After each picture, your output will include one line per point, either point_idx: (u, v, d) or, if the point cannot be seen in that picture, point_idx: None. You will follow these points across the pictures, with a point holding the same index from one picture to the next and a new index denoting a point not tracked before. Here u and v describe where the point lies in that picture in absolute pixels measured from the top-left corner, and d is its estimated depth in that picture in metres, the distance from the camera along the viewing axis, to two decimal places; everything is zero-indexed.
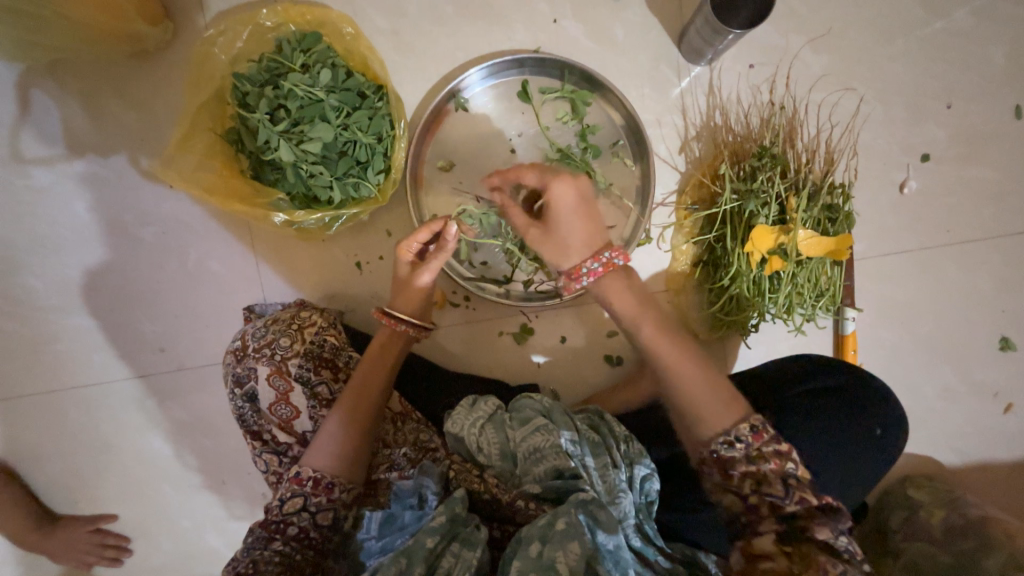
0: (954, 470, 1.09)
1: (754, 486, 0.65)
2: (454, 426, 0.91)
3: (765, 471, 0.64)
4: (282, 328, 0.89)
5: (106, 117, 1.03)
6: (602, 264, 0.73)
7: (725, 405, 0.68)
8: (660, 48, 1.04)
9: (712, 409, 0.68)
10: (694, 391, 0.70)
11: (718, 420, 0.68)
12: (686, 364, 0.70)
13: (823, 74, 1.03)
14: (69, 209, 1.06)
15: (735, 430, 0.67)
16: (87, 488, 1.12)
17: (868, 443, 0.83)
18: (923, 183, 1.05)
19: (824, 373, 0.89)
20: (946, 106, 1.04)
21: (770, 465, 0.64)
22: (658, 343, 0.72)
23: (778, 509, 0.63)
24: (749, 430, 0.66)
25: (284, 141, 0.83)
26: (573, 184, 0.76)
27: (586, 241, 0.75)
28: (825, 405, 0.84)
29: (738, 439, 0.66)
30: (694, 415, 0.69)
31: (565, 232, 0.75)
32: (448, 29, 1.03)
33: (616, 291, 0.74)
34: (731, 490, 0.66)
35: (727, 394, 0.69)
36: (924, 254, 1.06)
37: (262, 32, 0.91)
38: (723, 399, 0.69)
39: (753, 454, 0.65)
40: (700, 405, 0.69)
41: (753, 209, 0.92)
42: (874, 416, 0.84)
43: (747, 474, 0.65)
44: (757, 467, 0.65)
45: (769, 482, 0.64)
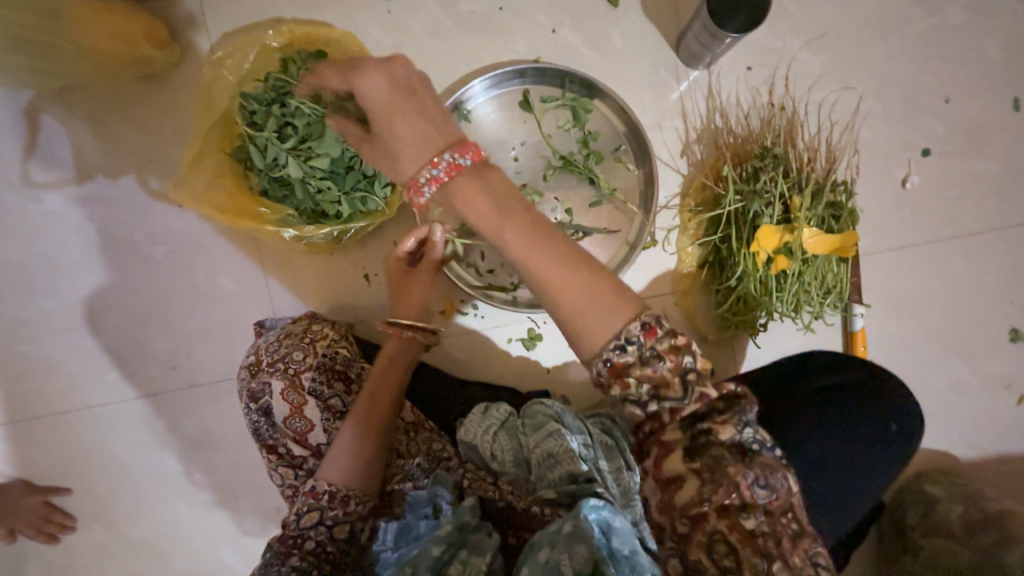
0: (970, 465, 1.08)
1: (653, 390, 0.52)
2: (467, 434, 0.93)
3: (662, 372, 0.52)
4: (294, 342, 0.91)
5: (115, 140, 1.05)
6: (442, 165, 0.56)
7: (606, 309, 0.53)
8: (658, 53, 1.05)
9: (596, 319, 0.53)
10: (582, 302, 0.53)
11: (605, 328, 0.53)
12: (564, 272, 0.53)
13: (820, 73, 1.04)
14: (80, 230, 1.07)
15: (624, 332, 0.52)
16: (102, 507, 1.12)
17: (881, 438, 0.82)
18: (925, 177, 1.06)
19: (835, 370, 0.89)
20: (944, 101, 1.05)
21: (665, 363, 0.52)
22: (531, 247, 0.54)
23: (675, 412, 0.52)
24: (641, 328, 0.52)
25: (293, 158, 0.84)
26: (384, 73, 0.60)
27: (425, 145, 0.58)
28: (836, 403, 0.84)
29: (626, 337, 0.52)
30: (572, 330, 0.54)
31: (395, 137, 0.59)
32: (449, 43, 1.04)
33: (468, 197, 0.55)
34: (631, 401, 0.54)
35: (613, 293, 0.54)
36: (929, 248, 1.07)
37: (269, 52, 0.92)
38: (608, 299, 0.53)
39: (647, 355, 0.52)
40: (579, 313, 0.53)
41: (757, 209, 0.93)
42: (886, 413, 0.83)
43: (644, 381, 0.52)
44: (653, 368, 0.52)
45: (666, 386, 0.52)
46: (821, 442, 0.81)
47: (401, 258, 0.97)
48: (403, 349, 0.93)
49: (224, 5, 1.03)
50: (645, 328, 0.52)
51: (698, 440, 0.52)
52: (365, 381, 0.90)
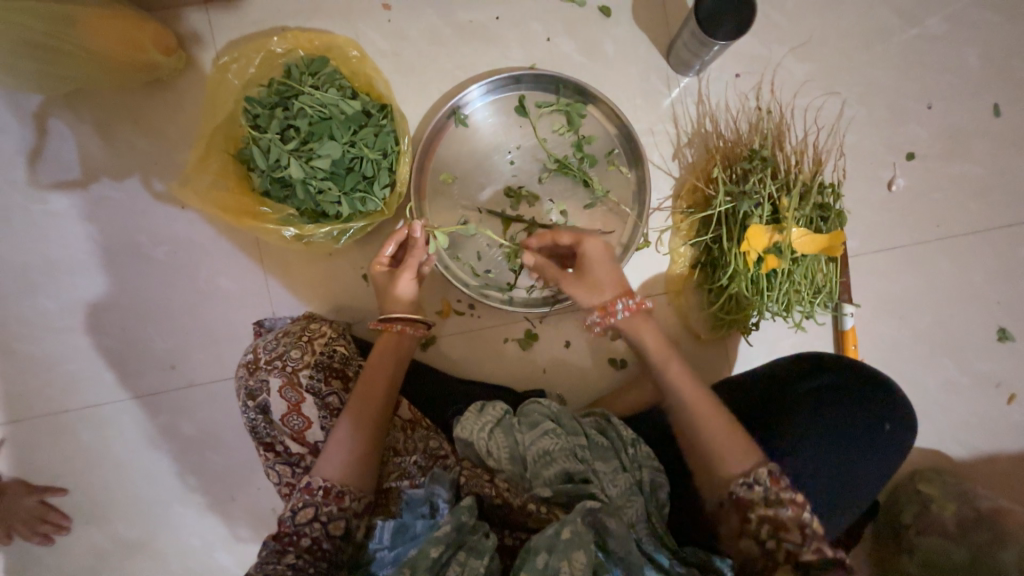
0: (963, 464, 1.09)
1: (771, 529, 0.70)
2: (464, 431, 0.91)
3: (784, 515, 0.70)
4: (292, 341, 0.92)
5: (120, 143, 1.08)
6: (635, 303, 0.85)
7: (740, 451, 0.75)
8: (649, 61, 1.09)
9: (734, 458, 0.75)
10: (721, 440, 0.76)
11: (737, 466, 0.74)
12: (706, 411, 0.78)
13: (806, 80, 1.07)
14: (84, 231, 1.09)
15: (755, 475, 0.72)
16: (97, 507, 1.12)
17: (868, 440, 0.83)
18: (910, 180, 1.08)
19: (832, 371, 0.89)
20: (926, 107, 1.08)
21: (787, 511, 0.70)
22: (684, 381, 0.81)
23: (794, 554, 0.69)
24: (769, 475, 0.72)
25: (295, 159, 0.87)
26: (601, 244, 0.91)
27: (610, 280, 0.88)
28: (829, 404, 0.84)
29: (757, 484, 0.72)
30: (717, 457, 0.76)
31: (597, 275, 0.88)
32: (447, 50, 1.08)
33: (648, 333, 0.85)
34: (747, 533, 0.72)
35: (748, 446, 0.75)
36: (916, 249, 1.09)
37: (274, 57, 0.95)
38: (743, 449, 0.75)
39: (770, 498, 0.71)
40: (719, 445, 0.76)
41: (746, 209, 0.95)
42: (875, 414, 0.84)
43: (764, 518, 0.71)
44: (775, 510, 0.71)
45: (786, 528, 0.70)
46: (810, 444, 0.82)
47: (383, 262, 0.98)
48: (397, 346, 0.93)
49: (229, 14, 1.07)
50: (769, 475, 0.72)
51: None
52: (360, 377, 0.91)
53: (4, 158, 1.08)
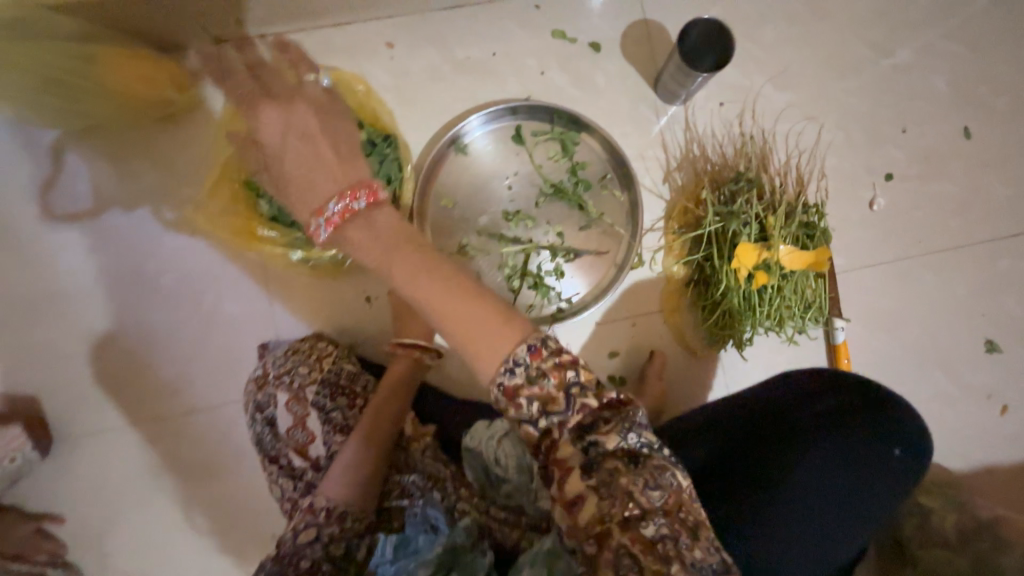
0: (962, 475, 1.10)
1: (541, 405, 0.58)
2: (473, 440, 0.96)
3: (550, 393, 0.58)
4: (300, 358, 0.95)
5: (133, 174, 1.12)
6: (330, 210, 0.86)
7: (499, 333, 0.60)
8: (638, 91, 1.15)
9: (490, 349, 0.59)
10: (464, 328, 0.61)
11: (490, 359, 0.60)
12: (443, 293, 0.63)
13: (786, 107, 1.13)
14: (94, 260, 1.12)
15: (511, 356, 0.59)
16: (97, 535, 1.12)
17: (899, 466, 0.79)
18: (890, 199, 1.14)
19: (843, 393, 0.85)
20: (901, 130, 1.14)
21: (549, 380, 0.58)
22: (421, 281, 0.64)
23: (564, 423, 0.59)
24: (528, 350, 0.58)
25: (302, 187, 0.91)
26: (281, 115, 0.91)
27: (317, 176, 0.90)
28: (834, 425, 0.81)
29: (517, 363, 0.59)
30: (471, 358, 0.61)
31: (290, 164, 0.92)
32: (447, 84, 1.14)
33: (365, 225, 0.84)
34: (524, 419, 0.60)
35: (502, 328, 0.60)
36: (901, 265, 1.13)
37: (281, 91, 1.03)
38: (501, 333, 0.60)
39: (533, 374, 0.58)
40: (473, 342, 0.60)
41: (735, 228, 1.00)
42: (894, 438, 0.80)
43: (533, 397, 0.58)
44: (538, 385, 0.58)
45: (553, 400, 0.58)
46: (818, 469, 0.77)
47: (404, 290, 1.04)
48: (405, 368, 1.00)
49: (240, 53, 1.13)
50: (530, 350, 0.59)
51: (589, 435, 0.58)
52: (370, 399, 0.93)
53: (19, 191, 1.12)
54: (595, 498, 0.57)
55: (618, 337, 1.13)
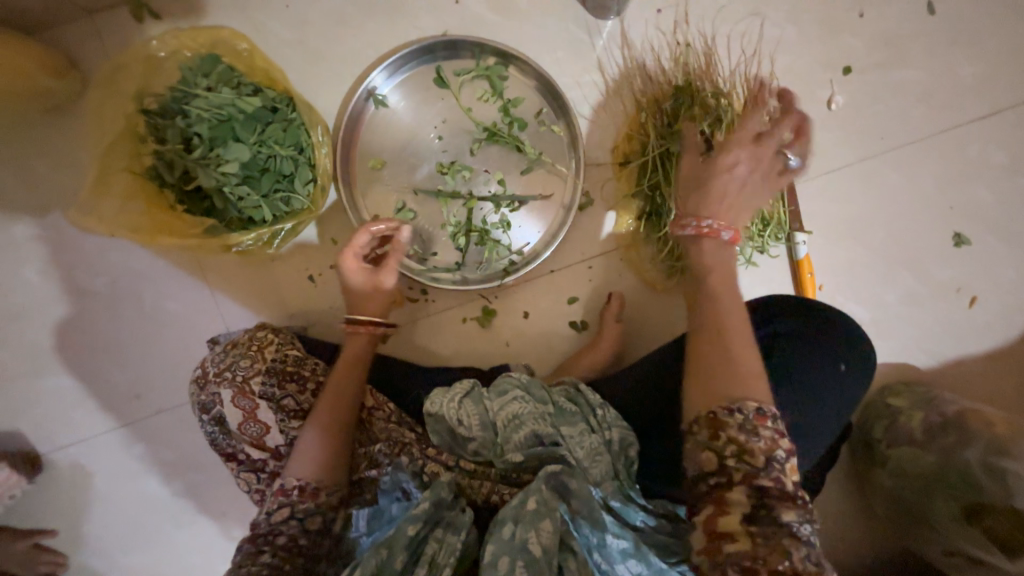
0: (932, 372, 1.10)
1: (737, 453, 0.63)
2: (432, 406, 0.90)
3: (754, 445, 0.62)
4: (241, 350, 0.90)
5: (32, 179, 1.04)
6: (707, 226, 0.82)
7: (758, 384, 0.68)
8: (566, 9, 1.03)
9: (750, 391, 0.67)
10: (721, 359, 0.71)
11: (733, 392, 0.67)
12: (731, 337, 0.72)
13: (730, 5, 1.02)
14: (16, 275, 1.06)
15: (742, 404, 0.65)
16: (92, 541, 1.14)
17: (841, 380, 0.81)
18: (849, 95, 1.05)
19: (787, 319, 0.86)
20: (858, 15, 1.04)
21: (761, 441, 0.63)
22: (725, 302, 0.77)
23: (751, 477, 0.61)
24: (756, 409, 0.65)
25: (203, 169, 0.83)
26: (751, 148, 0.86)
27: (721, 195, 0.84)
28: (778, 350, 0.82)
29: (741, 412, 0.65)
30: (716, 375, 0.69)
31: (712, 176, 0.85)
32: (353, 29, 1.02)
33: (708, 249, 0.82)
34: (710, 448, 0.64)
35: (758, 387, 0.68)
36: (863, 166, 1.07)
37: (158, 62, 0.90)
38: (747, 384, 0.68)
39: (751, 425, 0.64)
40: (723, 365, 0.70)
41: (680, 150, 0.93)
42: (833, 353, 0.82)
43: (734, 439, 0.63)
44: (749, 440, 0.63)
45: (752, 453, 0.62)
46: (774, 378, 0.80)
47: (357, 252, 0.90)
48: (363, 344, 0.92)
49: (117, 23, 1.01)
50: (758, 410, 0.65)
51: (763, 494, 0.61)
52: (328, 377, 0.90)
53: None
54: (751, 545, 0.59)
55: (576, 282, 1.10)
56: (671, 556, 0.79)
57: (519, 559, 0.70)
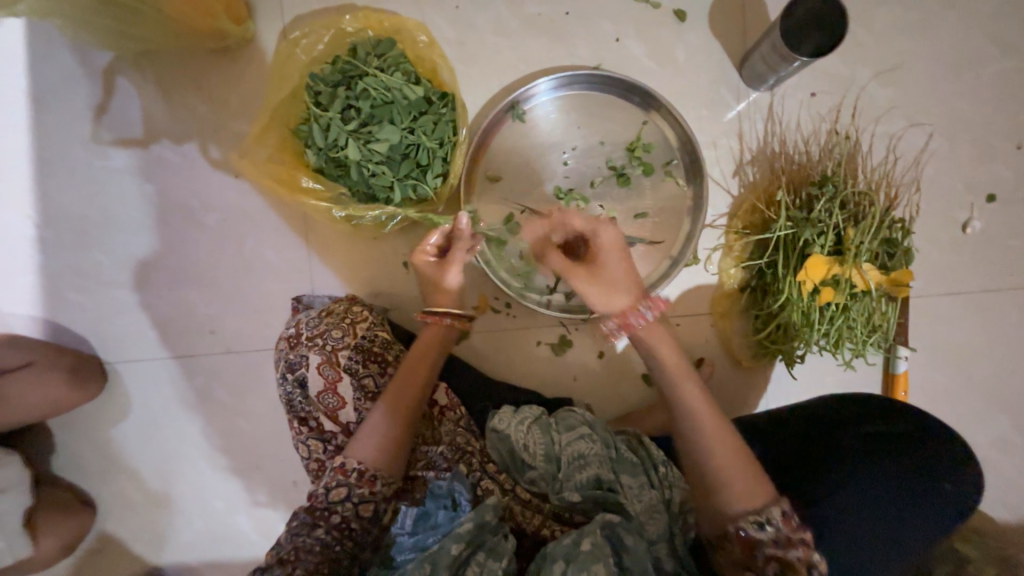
0: (1008, 528, 1.03)
1: (779, 569, 0.67)
2: (499, 423, 0.90)
3: (792, 557, 0.67)
4: (335, 321, 0.91)
5: (182, 107, 1.10)
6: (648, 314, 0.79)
7: (757, 486, 0.71)
8: (721, 72, 1.04)
9: (737, 481, 0.71)
10: (731, 458, 0.72)
11: (749, 501, 0.70)
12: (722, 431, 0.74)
13: (887, 106, 1.01)
14: (141, 191, 1.11)
15: (767, 514, 0.68)
16: (127, 459, 1.16)
17: (939, 507, 0.72)
18: (987, 224, 1.02)
19: (885, 418, 0.78)
20: (1016, 146, 1.01)
21: (795, 551, 0.67)
22: (697, 398, 0.75)
23: None
24: (781, 515, 0.68)
25: (354, 140, 0.86)
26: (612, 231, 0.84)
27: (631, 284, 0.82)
28: (875, 456, 0.74)
29: (769, 524, 0.68)
30: (729, 489, 0.71)
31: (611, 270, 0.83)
32: (512, 42, 1.06)
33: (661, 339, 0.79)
34: (749, 568, 0.68)
35: (763, 485, 0.71)
36: (984, 296, 1.02)
37: (342, 35, 0.94)
38: (758, 487, 0.71)
39: (782, 540, 0.67)
40: (732, 473, 0.71)
41: (808, 237, 0.91)
42: (941, 470, 0.73)
43: (773, 557, 0.67)
44: (785, 551, 0.67)
45: (794, 567, 0.67)
46: (867, 485, 0.72)
47: (428, 252, 0.95)
48: (437, 337, 0.91)
49: None
50: (782, 515, 0.69)
51: None
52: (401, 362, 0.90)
53: (73, 113, 1.11)
54: None
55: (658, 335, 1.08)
56: None
57: None
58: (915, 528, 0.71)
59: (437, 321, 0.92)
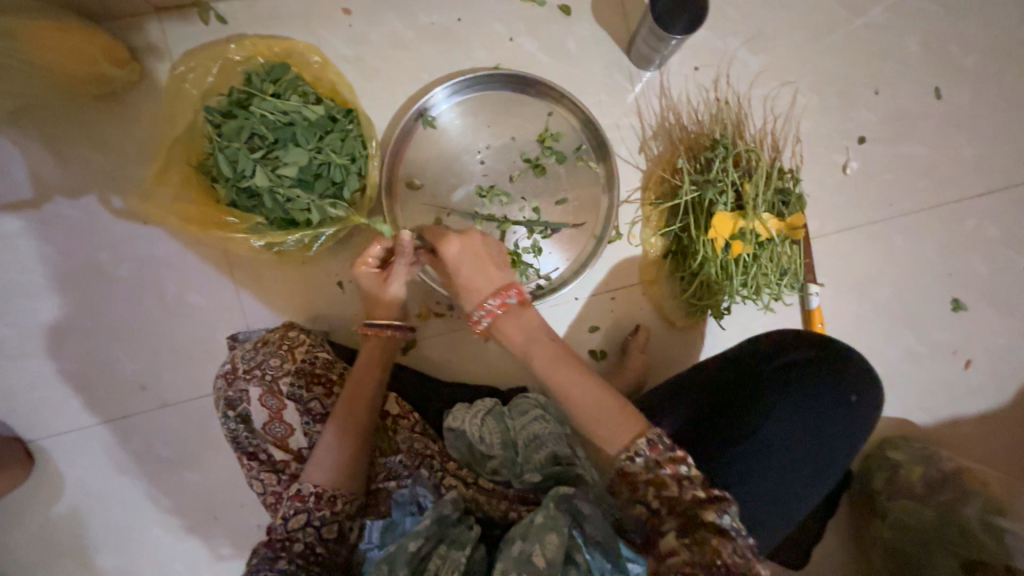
0: (928, 429, 1.15)
1: (656, 492, 0.65)
2: (454, 420, 0.92)
3: (663, 476, 0.65)
4: (271, 349, 0.90)
5: (73, 159, 1.04)
6: (491, 307, 0.78)
7: (627, 419, 0.69)
8: (611, 57, 1.11)
9: (614, 434, 0.69)
10: (587, 404, 0.71)
11: (617, 434, 0.69)
12: (573, 382, 0.72)
13: (761, 71, 1.11)
14: (41, 253, 1.05)
15: (634, 445, 0.67)
16: (69, 540, 1.07)
17: (853, 417, 0.80)
18: (862, 163, 1.14)
19: (798, 348, 0.86)
20: (874, 92, 1.14)
21: (665, 471, 0.65)
22: (550, 366, 0.74)
23: (669, 503, 0.65)
24: (646, 443, 0.67)
25: (260, 166, 0.85)
26: (459, 243, 0.84)
27: (484, 288, 0.81)
28: (795, 385, 0.81)
29: (638, 454, 0.67)
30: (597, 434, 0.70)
31: (466, 275, 0.82)
32: (411, 53, 1.08)
33: (514, 322, 0.78)
34: (638, 501, 0.67)
35: (620, 404, 0.70)
36: (872, 227, 1.14)
37: (231, 64, 0.94)
38: (619, 412, 0.69)
39: (652, 464, 0.66)
40: (585, 409, 0.71)
41: (711, 197, 0.98)
42: (850, 386, 0.81)
43: (647, 482, 0.66)
44: (654, 474, 0.66)
45: (664, 484, 0.65)
46: (792, 412, 0.79)
47: (369, 263, 0.93)
48: (380, 348, 0.92)
49: (183, 22, 1.04)
50: (648, 443, 0.67)
51: (688, 513, 0.64)
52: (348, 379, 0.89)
53: None
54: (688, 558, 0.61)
55: (597, 311, 1.13)
56: None
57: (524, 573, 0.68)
58: (836, 441, 0.79)
59: (380, 333, 0.92)
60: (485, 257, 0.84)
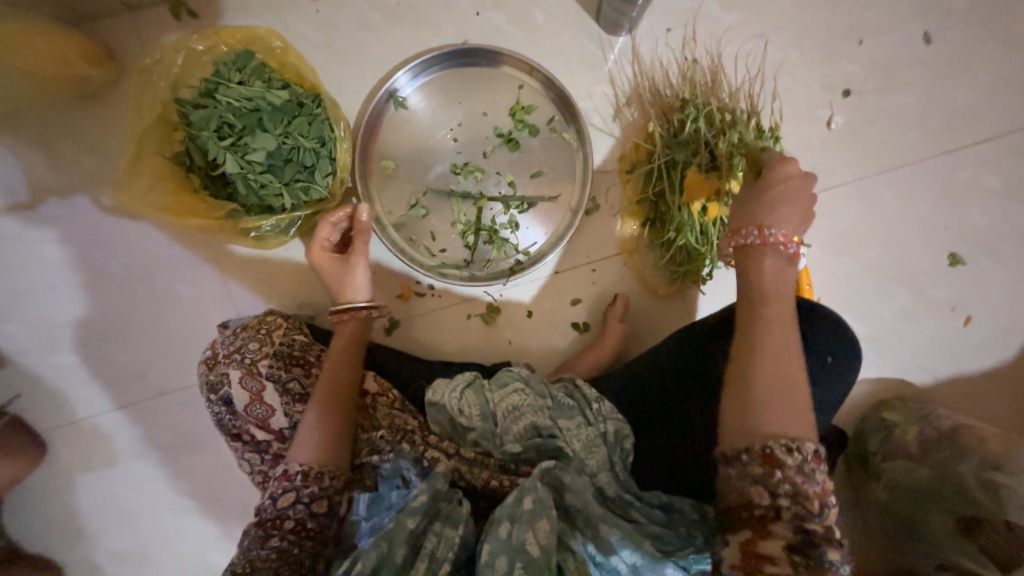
0: (927, 389, 1.11)
1: (791, 494, 0.59)
2: (434, 395, 0.91)
3: (810, 490, 0.59)
4: (250, 334, 0.94)
5: (62, 160, 1.08)
6: (777, 231, 0.72)
7: (800, 420, 0.63)
8: (580, 25, 1.09)
9: (787, 423, 0.62)
10: (781, 405, 0.63)
11: (798, 429, 0.62)
12: (787, 342, 0.67)
13: (736, 28, 1.08)
14: (40, 253, 1.10)
15: (802, 445, 0.60)
16: (85, 524, 1.13)
17: (835, 373, 0.78)
18: (847, 117, 1.10)
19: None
20: (858, 42, 1.09)
21: (817, 485, 0.60)
22: (788, 335, 0.67)
23: (802, 519, 0.59)
24: (814, 451, 0.61)
25: (230, 153, 0.87)
26: (774, 143, 0.82)
27: (790, 212, 0.73)
28: None
29: (800, 452, 0.60)
30: (759, 417, 0.63)
31: (780, 191, 0.74)
32: (378, 35, 1.08)
33: (775, 262, 0.72)
34: (760, 481, 0.60)
35: (810, 415, 0.63)
36: (861, 184, 1.10)
37: (197, 55, 0.95)
38: (804, 418, 0.63)
39: (807, 468, 0.60)
40: (783, 396, 0.63)
41: (684, 159, 0.97)
42: (826, 342, 0.80)
43: (787, 480, 0.60)
44: (806, 481, 0.60)
45: (808, 498, 0.59)
46: None
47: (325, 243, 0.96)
48: (355, 330, 0.93)
49: (156, 19, 1.07)
50: (815, 453, 0.61)
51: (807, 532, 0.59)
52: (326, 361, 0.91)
53: None
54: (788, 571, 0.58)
55: (579, 284, 1.12)
56: (672, 549, 0.77)
57: (517, 561, 0.68)
58: (815, 398, 0.78)
59: (354, 314, 0.93)
60: (802, 181, 0.77)
